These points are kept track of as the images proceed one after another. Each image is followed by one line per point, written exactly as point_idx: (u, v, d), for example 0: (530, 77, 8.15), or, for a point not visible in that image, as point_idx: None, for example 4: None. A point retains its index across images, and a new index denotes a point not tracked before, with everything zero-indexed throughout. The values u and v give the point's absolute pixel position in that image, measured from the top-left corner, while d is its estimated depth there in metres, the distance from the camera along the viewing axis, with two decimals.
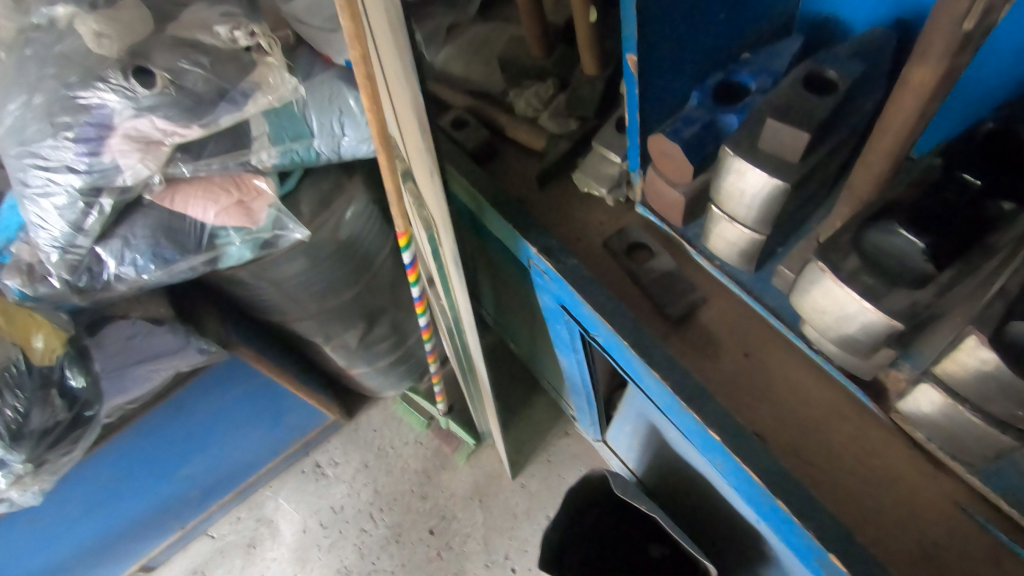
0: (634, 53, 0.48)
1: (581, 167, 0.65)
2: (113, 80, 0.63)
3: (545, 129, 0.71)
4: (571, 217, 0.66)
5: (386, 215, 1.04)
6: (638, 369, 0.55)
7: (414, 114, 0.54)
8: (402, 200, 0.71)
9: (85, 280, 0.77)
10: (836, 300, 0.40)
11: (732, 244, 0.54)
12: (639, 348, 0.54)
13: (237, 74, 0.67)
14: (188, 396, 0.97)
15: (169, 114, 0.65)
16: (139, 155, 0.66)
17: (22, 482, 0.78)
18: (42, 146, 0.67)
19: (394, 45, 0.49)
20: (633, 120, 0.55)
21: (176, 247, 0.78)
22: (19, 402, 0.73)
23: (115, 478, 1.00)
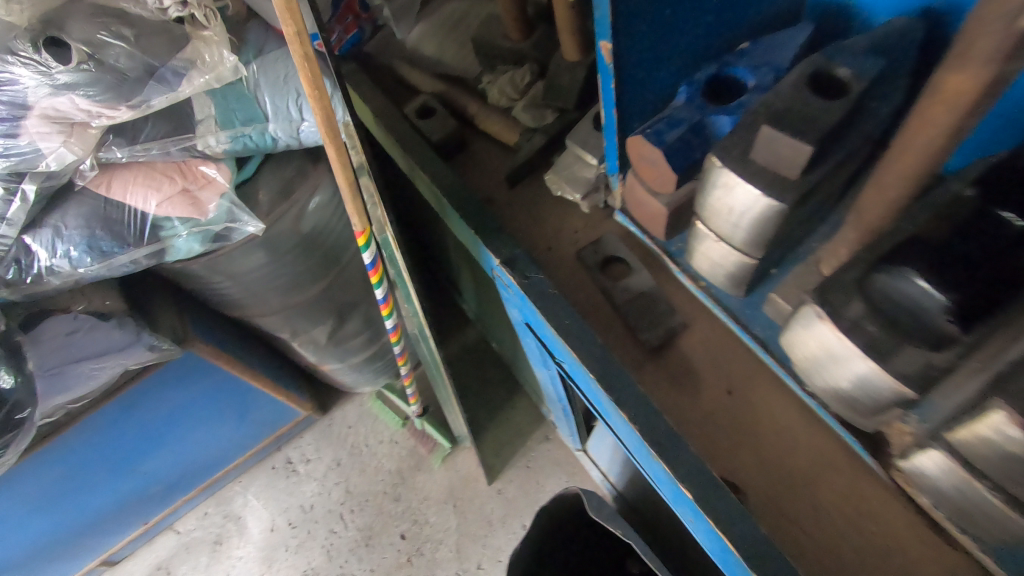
0: (608, 40, 0.40)
1: (554, 168, 0.57)
2: (23, 53, 0.55)
3: (519, 121, 0.63)
4: (543, 223, 0.59)
5: None
6: (605, 405, 0.48)
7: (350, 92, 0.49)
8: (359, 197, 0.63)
9: (13, 272, 0.70)
10: (830, 350, 0.35)
11: (718, 265, 0.47)
12: (607, 381, 0.47)
13: (168, 49, 0.60)
14: (139, 394, 0.91)
15: (91, 93, 0.58)
16: (61, 137, 0.59)
17: None
18: None
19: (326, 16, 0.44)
20: (608, 118, 0.47)
21: (115, 238, 0.71)
22: None
23: (66, 476, 0.94)
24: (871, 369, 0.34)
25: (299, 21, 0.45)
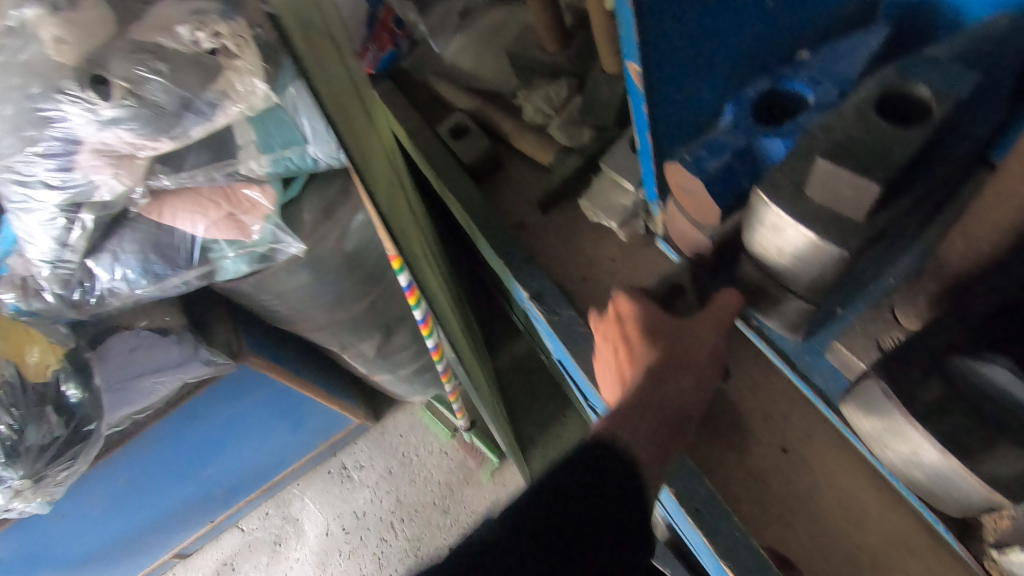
0: (636, 60, 0.36)
1: (589, 193, 0.53)
2: (71, 92, 0.58)
3: (554, 141, 0.59)
4: (579, 251, 0.55)
5: None
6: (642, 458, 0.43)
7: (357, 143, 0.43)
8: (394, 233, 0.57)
9: (78, 294, 0.74)
10: (903, 440, 0.30)
11: (765, 303, 0.41)
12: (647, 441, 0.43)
13: (201, 81, 0.60)
14: (197, 408, 0.95)
15: (134, 127, 0.59)
16: (111, 170, 0.63)
17: (23, 496, 0.76)
18: (13, 160, 0.63)
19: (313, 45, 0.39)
20: (643, 144, 0.42)
21: (167, 261, 0.74)
22: (15, 419, 0.72)
23: (135, 480, 1.00)
24: (949, 464, 0.28)
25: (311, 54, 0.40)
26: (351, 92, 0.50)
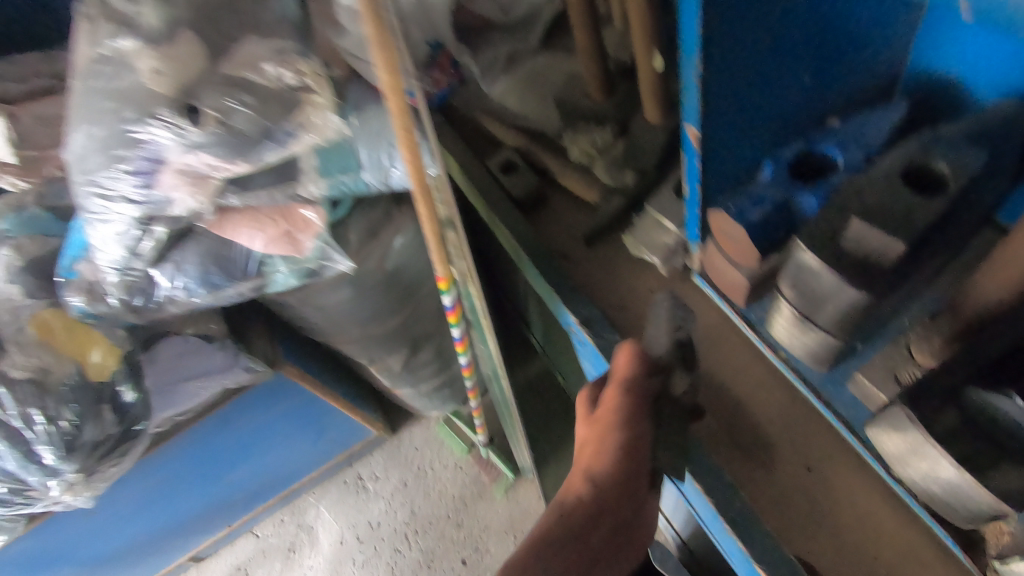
0: (694, 123, 0.42)
1: (633, 230, 0.59)
2: (166, 118, 0.64)
3: (598, 181, 0.65)
4: (620, 282, 0.60)
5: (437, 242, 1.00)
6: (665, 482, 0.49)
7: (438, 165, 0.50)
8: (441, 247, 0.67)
9: (141, 300, 0.80)
10: (924, 458, 0.35)
11: (794, 335, 0.46)
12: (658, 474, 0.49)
13: (282, 114, 0.66)
14: (232, 413, 0.99)
15: (217, 151, 0.65)
16: (189, 189, 0.69)
17: (74, 489, 0.82)
18: (101, 176, 0.70)
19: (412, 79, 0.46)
20: (692, 192, 0.48)
21: (224, 274, 0.80)
22: (76, 414, 0.77)
23: (166, 481, 1.03)
24: (963, 480, 0.34)
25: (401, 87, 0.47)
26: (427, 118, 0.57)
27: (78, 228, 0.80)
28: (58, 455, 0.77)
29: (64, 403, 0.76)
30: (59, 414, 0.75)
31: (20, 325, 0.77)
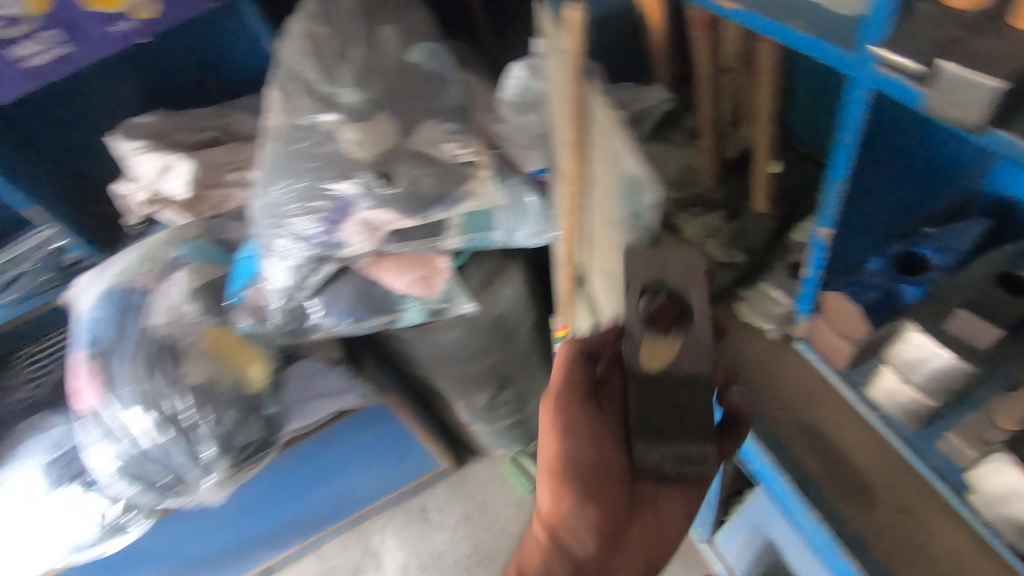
0: (828, 226, 0.54)
1: (749, 302, 0.73)
2: (364, 180, 0.80)
3: (712, 256, 0.76)
4: (732, 341, 0.72)
5: (535, 295, 1.13)
6: (705, 452, 0.61)
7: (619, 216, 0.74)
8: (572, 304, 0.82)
9: (295, 325, 0.93)
10: (1014, 490, 0.48)
11: (894, 398, 0.58)
12: (684, 451, 0.62)
13: (455, 183, 0.82)
14: (337, 434, 1.10)
15: (397, 209, 0.80)
16: (365, 237, 0.83)
17: (224, 483, 0.93)
18: (292, 220, 0.83)
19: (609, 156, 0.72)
20: (812, 278, 0.60)
21: (369, 309, 0.93)
22: (232, 418, 0.90)
23: (267, 492, 1.12)
24: None
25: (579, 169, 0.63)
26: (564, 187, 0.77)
27: (250, 258, 0.94)
28: (215, 451, 0.89)
29: (228, 408, 0.89)
30: (222, 416, 0.89)
31: (195, 337, 0.91)
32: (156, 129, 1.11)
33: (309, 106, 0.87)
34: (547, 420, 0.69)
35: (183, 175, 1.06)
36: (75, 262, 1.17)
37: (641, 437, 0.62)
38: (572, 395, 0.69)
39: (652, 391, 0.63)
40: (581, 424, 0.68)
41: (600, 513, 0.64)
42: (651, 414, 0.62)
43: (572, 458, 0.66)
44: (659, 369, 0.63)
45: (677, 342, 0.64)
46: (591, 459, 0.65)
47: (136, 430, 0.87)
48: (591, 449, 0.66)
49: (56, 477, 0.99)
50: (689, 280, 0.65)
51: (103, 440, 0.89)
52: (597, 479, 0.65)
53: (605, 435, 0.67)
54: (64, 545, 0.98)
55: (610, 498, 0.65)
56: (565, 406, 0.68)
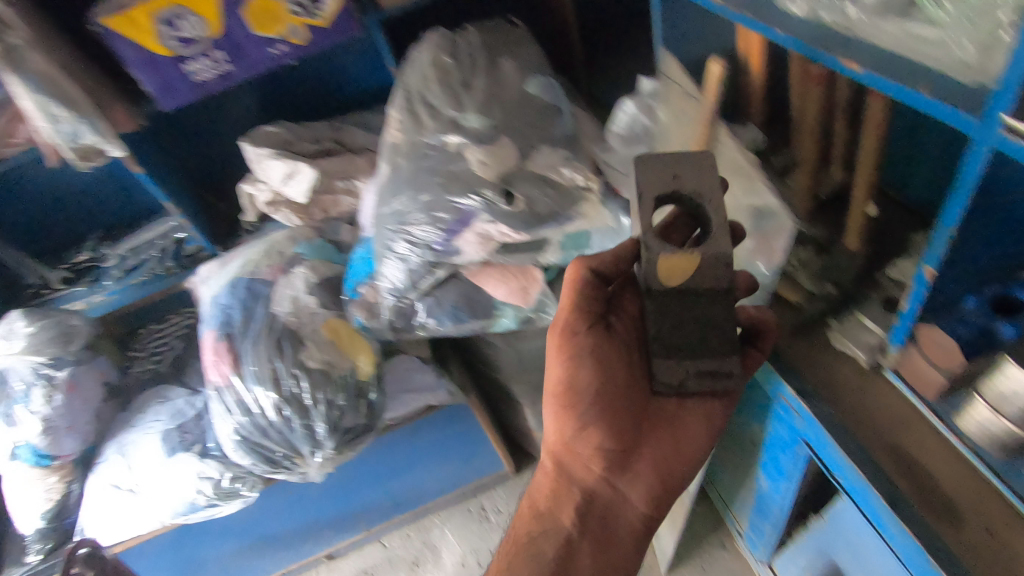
0: (933, 265, 0.61)
1: (841, 329, 0.78)
2: (487, 196, 0.89)
3: (801, 285, 0.83)
4: (824, 365, 0.78)
5: None
6: (730, 366, 0.68)
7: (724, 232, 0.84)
8: None
9: (404, 322, 1.03)
10: None
11: (983, 427, 0.63)
12: (710, 365, 0.68)
13: (567, 205, 0.91)
14: (421, 425, 1.17)
15: (514, 224, 0.90)
16: (480, 247, 0.93)
17: (329, 464, 1.03)
18: (415, 228, 0.94)
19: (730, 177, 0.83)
20: (911, 310, 0.65)
21: (470, 313, 1.01)
22: (344, 402, 1.00)
23: (352, 475, 1.21)
24: None
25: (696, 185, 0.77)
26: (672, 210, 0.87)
27: (366, 259, 1.06)
28: (325, 431, 0.99)
29: (340, 392, 0.99)
30: (337, 399, 0.99)
31: (316, 327, 1.02)
32: (279, 137, 1.23)
33: (437, 128, 0.98)
34: (555, 347, 0.76)
35: (302, 185, 1.16)
36: (198, 251, 1.31)
37: (664, 355, 0.68)
38: (577, 328, 0.75)
39: (671, 307, 0.67)
40: (586, 355, 0.75)
41: (607, 437, 0.76)
42: (671, 329, 0.67)
43: (576, 386, 0.75)
44: (677, 283, 0.66)
45: (696, 257, 0.65)
46: (594, 390, 0.75)
47: (261, 406, 0.97)
48: (595, 381, 0.75)
49: (175, 444, 1.08)
50: (705, 194, 0.67)
51: (226, 414, 0.98)
52: (604, 408, 0.76)
53: (611, 359, 0.77)
54: (178, 504, 1.07)
55: (616, 423, 0.77)
56: (571, 337, 0.75)
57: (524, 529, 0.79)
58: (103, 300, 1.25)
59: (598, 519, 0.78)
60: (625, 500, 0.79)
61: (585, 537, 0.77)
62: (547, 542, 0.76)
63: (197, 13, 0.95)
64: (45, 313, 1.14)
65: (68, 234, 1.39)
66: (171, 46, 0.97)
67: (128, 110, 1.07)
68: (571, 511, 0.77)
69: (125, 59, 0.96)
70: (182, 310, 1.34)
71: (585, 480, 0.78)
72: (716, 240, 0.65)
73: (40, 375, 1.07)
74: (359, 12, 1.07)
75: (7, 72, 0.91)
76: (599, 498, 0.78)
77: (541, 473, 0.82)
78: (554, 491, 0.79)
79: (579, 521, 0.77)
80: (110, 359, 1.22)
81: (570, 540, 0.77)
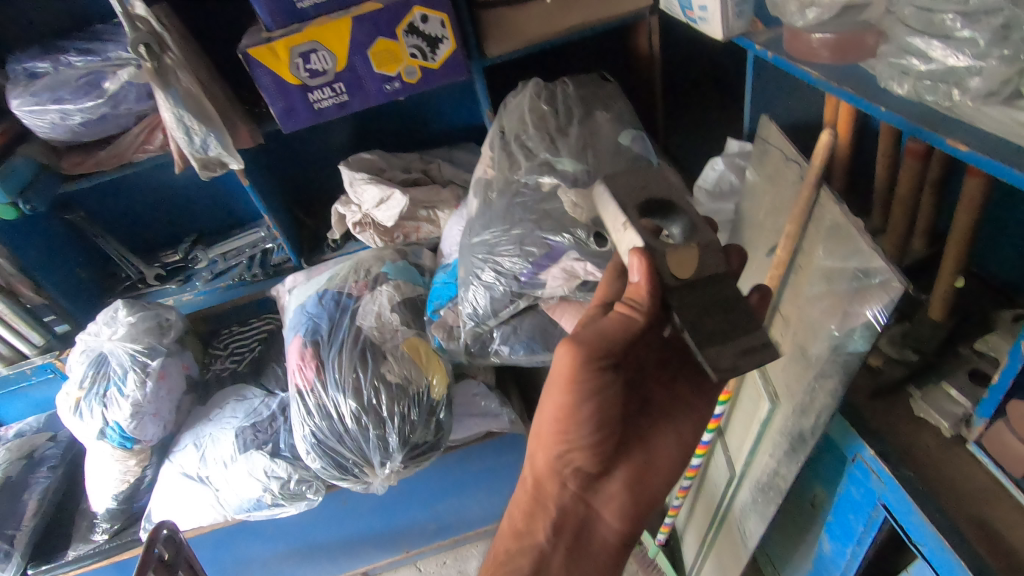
0: None
1: (922, 396, 0.79)
2: (579, 235, 0.96)
3: (883, 351, 0.85)
4: (903, 431, 0.79)
5: None
6: (764, 338, 0.59)
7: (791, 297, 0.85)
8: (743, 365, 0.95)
9: (479, 347, 1.07)
10: None
11: None
12: (749, 341, 0.59)
13: None
14: (478, 451, 1.20)
15: (601, 263, 0.94)
16: (566, 282, 0.96)
17: (392, 476, 1.07)
18: (504, 258, 0.99)
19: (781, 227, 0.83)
20: (1001, 383, 0.66)
21: (544, 346, 1.04)
22: (417, 420, 1.04)
23: (404, 490, 1.23)
24: None
25: (792, 246, 0.80)
26: (756, 265, 0.90)
27: (449, 284, 1.12)
28: (397, 446, 1.03)
29: (413, 407, 1.04)
30: (412, 416, 1.04)
31: (398, 342, 1.08)
32: (374, 164, 1.32)
33: (531, 169, 1.05)
34: (558, 378, 0.71)
35: (393, 209, 1.23)
36: (285, 262, 1.39)
37: (706, 343, 0.58)
38: (585, 365, 0.69)
39: (691, 299, 0.61)
40: (590, 391, 0.71)
41: (588, 461, 0.77)
42: (701, 320, 0.60)
43: (572, 417, 0.73)
44: (690, 276, 0.62)
45: (694, 246, 0.63)
46: (588, 422, 0.73)
47: (340, 413, 1.03)
48: (591, 415, 0.73)
49: (248, 441, 1.13)
50: (674, 190, 0.67)
51: (305, 417, 1.04)
52: (593, 438, 0.75)
53: (611, 396, 0.73)
54: (243, 500, 1.11)
55: (602, 449, 0.77)
56: (577, 372, 0.69)
57: (505, 543, 0.82)
58: (195, 297, 1.35)
59: (573, 535, 0.80)
60: (599, 519, 0.80)
61: (558, 551, 0.80)
62: (524, 558, 0.80)
63: (328, 49, 1.06)
64: (145, 305, 1.23)
65: (168, 234, 1.50)
66: (300, 76, 1.08)
67: (250, 128, 1.18)
68: (546, 528, 0.80)
69: (259, 84, 1.07)
70: (262, 315, 1.41)
71: (563, 500, 0.79)
72: (701, 225, 0.65)
73: (136, 362, 1.14)
74: (468, 60, 1.16)
75: (158, 88, 1.03)
76: (575, 516, 0.80)
77: (523, 487, 0.83)
78: (532, 507, 0.81)
79: (553, 537, 0.80)
80: (194, 354, 1.30)
81: (543, 552, 0.80)
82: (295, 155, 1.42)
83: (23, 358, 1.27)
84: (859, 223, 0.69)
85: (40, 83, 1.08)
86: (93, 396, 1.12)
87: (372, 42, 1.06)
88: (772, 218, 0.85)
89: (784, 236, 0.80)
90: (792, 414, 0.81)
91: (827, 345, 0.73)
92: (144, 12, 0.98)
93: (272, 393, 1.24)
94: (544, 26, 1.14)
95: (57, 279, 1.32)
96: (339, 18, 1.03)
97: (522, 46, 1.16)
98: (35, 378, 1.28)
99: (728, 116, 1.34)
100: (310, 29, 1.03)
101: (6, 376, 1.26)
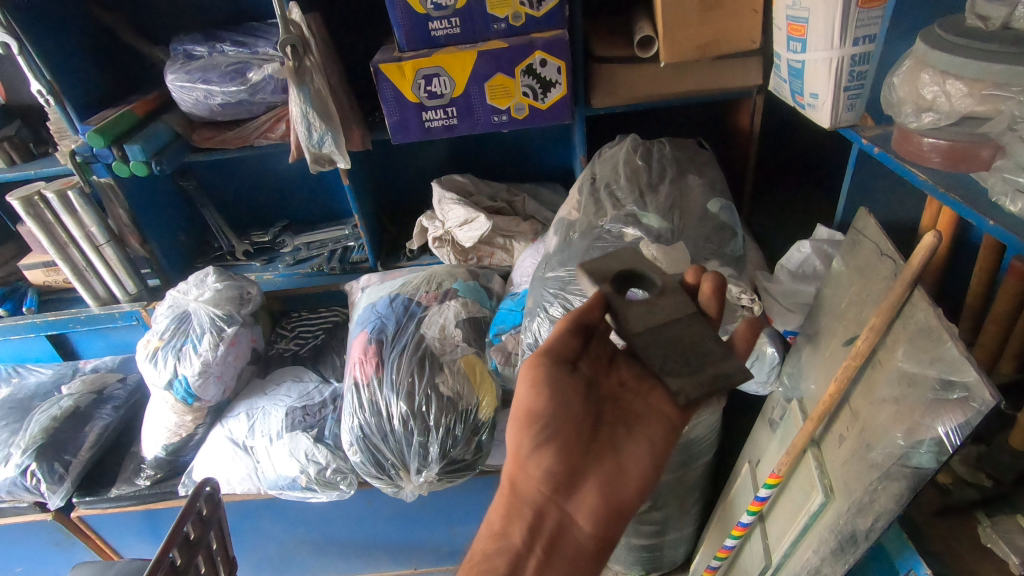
0: None
1: (993, 524, 0.74)
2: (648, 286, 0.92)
3: (955, 470, 0.82)
4: (964, 558, 0.74)
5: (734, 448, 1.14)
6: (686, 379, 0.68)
7: (857, 392, 0.82)
8: (797, 455, 0.91)
9: None
10: None
11: None
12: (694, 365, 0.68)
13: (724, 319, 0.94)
14: None
15: None
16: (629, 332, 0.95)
17: (424, 485, 1.10)
18: (575, 298, 1.00)
19: (872, 306, 0.80)
20: None
21: None
22: (459, 436, 1.06)
23: (428, 504, 1.24)
24: None
25: (872, 343, 0.77)
26: (834, 355, 0.88)
27: (515, 311, 1.14)
28: (436, 456, 1.06)
29: (459, 422, 1.06)
30: (456, 432, 1.06)
31: (456, 357, 1.12)
32: (463, 186, 1.38)
33: (616, 218, 1.06)
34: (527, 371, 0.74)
35: (474, 232, 1.28)
36: (363, 262, 1.46)
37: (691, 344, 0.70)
38: (552, 366, 0.73)
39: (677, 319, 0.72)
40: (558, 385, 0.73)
41: (562, 458, 0.72)
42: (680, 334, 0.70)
43: (538, 409, 0.72)
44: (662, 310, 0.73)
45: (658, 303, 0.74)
46: (552, 415, 0.72)
47: (390, 413, 1.06)
48: (555, 410, 0.72)
49: (295, 421, 1.18)
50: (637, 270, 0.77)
51: (355, 410, 1.08)
52: (560, 433, 0.72)
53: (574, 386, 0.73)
54: (279, 477, 1.15)
55: (572, 450, 0.72)
56: (539, 369, 0.73)
57: (478, 546, 0.72)
58: (274, 278, 1.44)
59: (549, 540, 0.70)
60: (573, 528, 0.71)
61: (534, 558, 0.69)
62: (499, 559, 0.69)
63: (450, 75, 1.14)
64: (232, 276, 1.32)
65: (263, 217, 1.61)
66: (419, 95, 1.16)
67: (362, 133, 1.26)
68: (521, 532, 0.70)
69: (381, 96, 1.17)
70: (330, 306, 1.48)
71: (534, 502, 0.72)
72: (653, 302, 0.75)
73: (214, 326, 1.22)
74: (574, 105, 1.23)
75: (293, 85, 1.12)
76: (549, 521, 0.71)
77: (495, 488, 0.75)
78: (508, 508, 0.72)
79: (528, 542, 0.70)
80: (263, 330, 1.37)
81: (520, 556, 0.69)
82: (393, 165, 1.51)
83: (115, 302, 1.38)
84: (952, 329, 0.67)
85: (195, 64, 1.21)
86: (170, 348, 1.19)
87: (491, 76, 1.14)
88: (853, 312, 0.85)
89: (867, 329, 0.78)
90: (847, 512, 0.78)
91: (894, 451, 0.71)
92: (299, 17, 1.09)
93: (326, 381, 1.29)
94: (648, 86, 1.18)
95: (161, 238, 1.43)
96: (466, 50, 1.11)
97: (626, 101, 1.21)
98: (120, 322, 1.39)
99: (817, 203, 1.34)
100: (437, 56, 1.11)
101: (97, 314, 1.37)
